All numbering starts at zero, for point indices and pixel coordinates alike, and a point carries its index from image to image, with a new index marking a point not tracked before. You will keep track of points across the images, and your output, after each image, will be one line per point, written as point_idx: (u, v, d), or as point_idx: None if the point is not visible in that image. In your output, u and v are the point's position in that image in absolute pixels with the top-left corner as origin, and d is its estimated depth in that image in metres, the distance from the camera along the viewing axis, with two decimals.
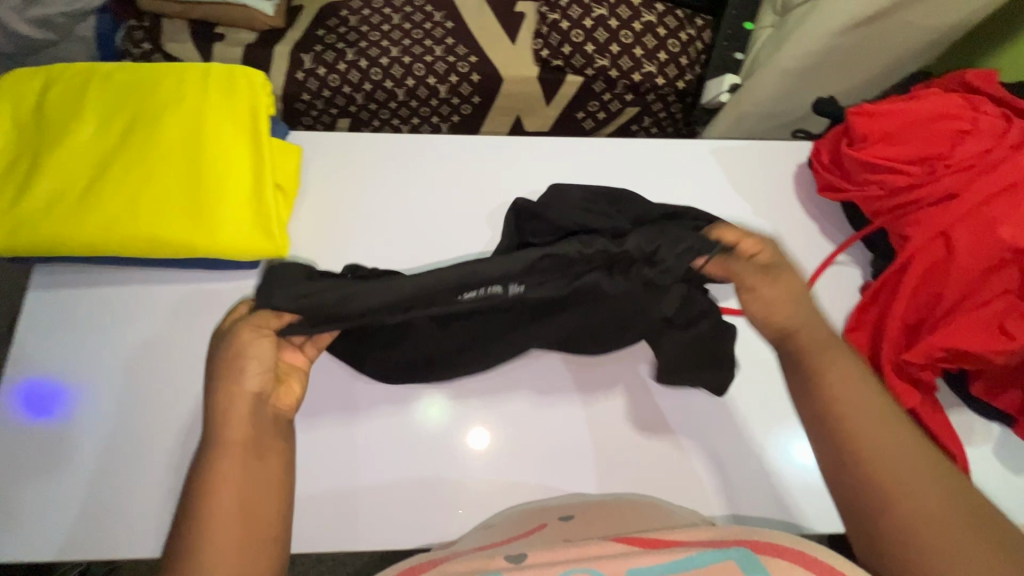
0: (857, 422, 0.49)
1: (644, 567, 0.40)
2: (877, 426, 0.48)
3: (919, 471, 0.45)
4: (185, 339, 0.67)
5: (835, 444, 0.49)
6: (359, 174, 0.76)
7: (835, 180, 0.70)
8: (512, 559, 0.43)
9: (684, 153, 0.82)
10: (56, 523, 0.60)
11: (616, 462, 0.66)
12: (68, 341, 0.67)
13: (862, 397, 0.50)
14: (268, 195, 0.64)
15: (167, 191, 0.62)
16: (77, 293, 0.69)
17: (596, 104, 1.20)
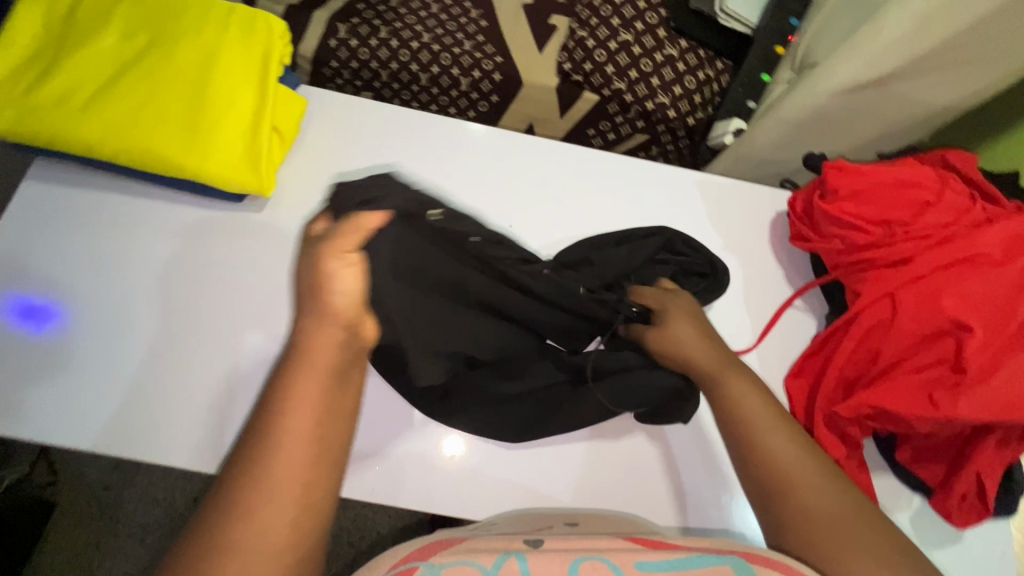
0: (763, 434, 0.57)
1: (648, 561, 0.48)
2: (777, 437, 0.57)
3: (810, 471, 0.55)
4: (165, 257, 0.71)
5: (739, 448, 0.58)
6: (359, 137, 0.80)
7: (804, 229, 0.72)
8: (530, 542, 0.52)
9: (671, 178, 0.84)
10: (18, 400, 0.64)
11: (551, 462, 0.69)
12: (57, 240, 0.70)
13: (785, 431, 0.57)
14: (264, 135, 0.68)
15: (170, 112, 0.66)
16: (68, 193, 0.72)
17: (608, 124, 1.24)
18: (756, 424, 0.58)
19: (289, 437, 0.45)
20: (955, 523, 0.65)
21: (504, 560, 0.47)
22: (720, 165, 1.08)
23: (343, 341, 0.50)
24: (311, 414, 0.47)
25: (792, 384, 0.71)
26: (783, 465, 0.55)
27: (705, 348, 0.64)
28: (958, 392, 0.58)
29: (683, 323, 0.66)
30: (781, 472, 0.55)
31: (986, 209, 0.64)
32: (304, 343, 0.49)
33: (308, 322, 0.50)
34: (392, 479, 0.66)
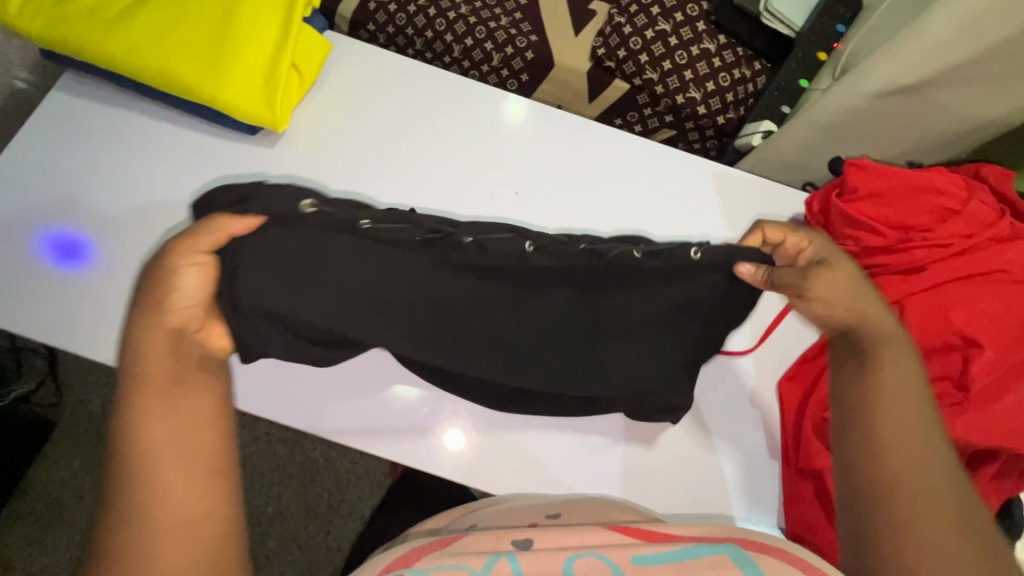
0: (888, 403, 0.49)
1: (644, 556, 0.48)
2: (913, 421, 0.49)
3: (930, 483, 0.46)
4: (178, 178, 0.72)
5: (866, 424, 0.50)
6: (380, 87, 0.80)
7: (817, 229, 0.69)
8: (519, 543, 0.50)
9: (687, 166, 0.82)
10: (24, 298, 0.67)
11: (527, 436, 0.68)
12: (79, 150, 0.72)
13: (911, 415, 0.49)
14: (282, 71, 0.68)
15: (195, 37, 0.67)
16: (92, 105, 0.73)
17: (636, 115, 1.22)
18: (886, 398, 0.50)
19: (164, 432, 0.46)
20: None
21: (495, 562, 0.48)
22: (744, 166, 1.05)
23: (172, 333, 0.49)
24: (164, 430, 0.46)
25: (784, 389, 0.70)
26: (905, 449, 0.48)
27: (847, 302, 0.54)
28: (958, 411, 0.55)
29: (847, 267, 0.55)
30: (891, 434, 0.48)
31: (1014, 224, 0.60)
32: (135, 358, 0.48)
33: (138, 328, 0.49)
34: (369, 426, 0.67)
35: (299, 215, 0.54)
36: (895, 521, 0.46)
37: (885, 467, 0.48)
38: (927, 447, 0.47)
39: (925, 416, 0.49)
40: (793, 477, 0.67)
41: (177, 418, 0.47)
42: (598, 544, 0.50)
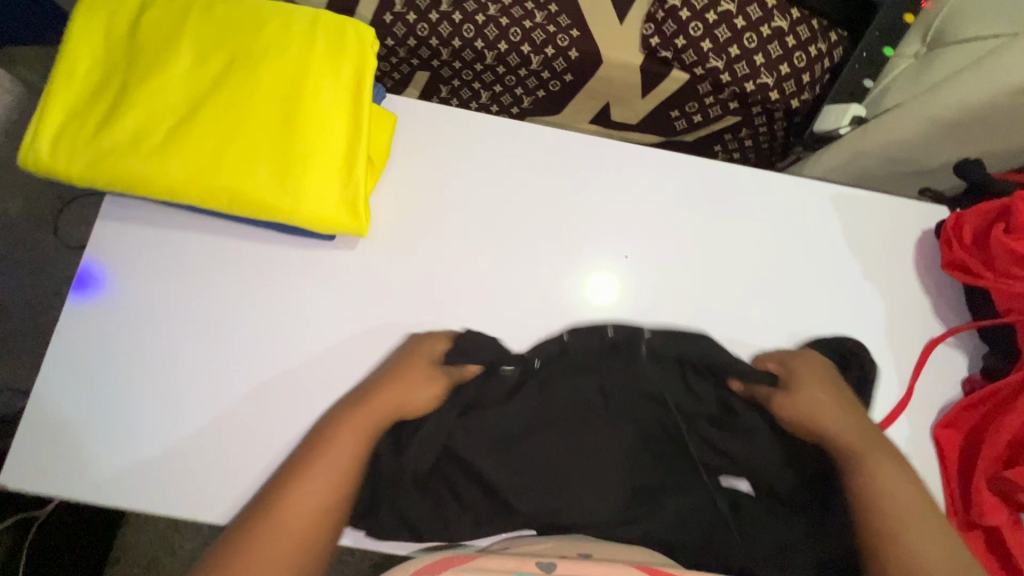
0: (909, 540, 0.51)
1: None
2: (920, 529, 0.52)
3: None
4: (246, 301, 0.64)
5: (883, 533, 0.52)
6: (454, 153, 0.71)
7: (972, 264, 0.63)
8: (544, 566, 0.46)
9: (801, 193, 0.73)
10: (93, 452, 0.59)
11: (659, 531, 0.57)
12: (141, 265, 0.65)
13: (939, 547, 0.51)
14: (361, 170, 0.60)
15: (259, 148, 0.58)
16: (147, 219, 0.66)
17: (695, 106, 1.11)
18: (879, 503, 0.53)
19: (294, 516, 0.50)
20: None
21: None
22: (833, 158, 0.96)
23: (374, 429, 0.57)
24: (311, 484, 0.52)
25: (942, 436, 0.65)
26: (913, 573, 0.49)
27: (852, 424, 0.58)
28: None
29: (817, 390, 0.60)
30: (919, 564, 0.50)
31: None
32: (323, 442, 0.55)
33: (328, 427, 0.56)
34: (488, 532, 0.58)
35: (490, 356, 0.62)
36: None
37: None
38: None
39: (915, 513, 0.53)
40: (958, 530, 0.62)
41: (327, 471, 0.53)
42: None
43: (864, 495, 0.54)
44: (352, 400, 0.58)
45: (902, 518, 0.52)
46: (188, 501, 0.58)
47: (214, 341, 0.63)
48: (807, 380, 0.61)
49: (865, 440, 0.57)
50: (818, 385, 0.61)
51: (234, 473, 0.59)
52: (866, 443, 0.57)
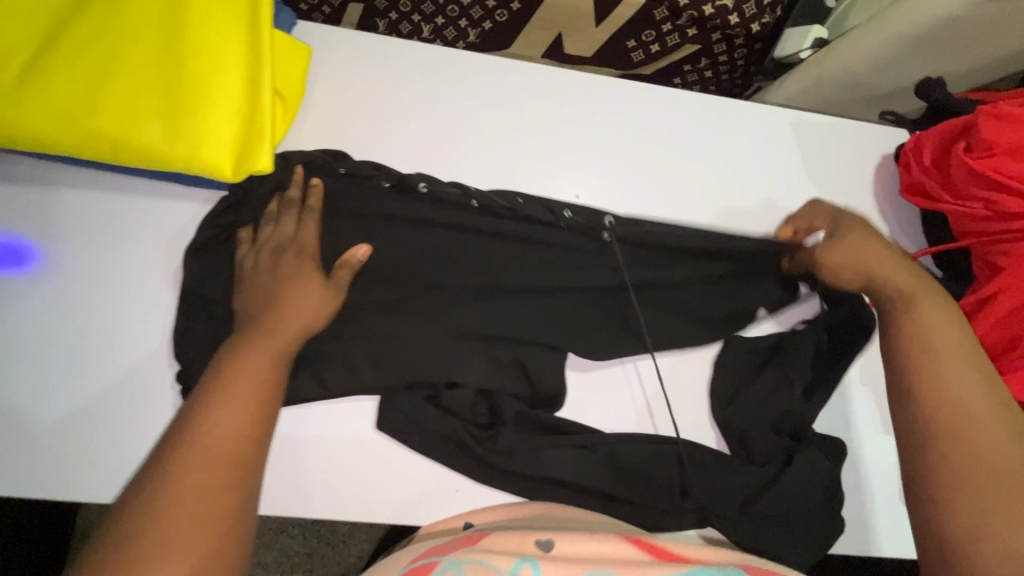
0: (949, 373, 0.49)
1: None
2: (963, 372, 0.49)
3: (1003, 465, 0.44)
4: (150, 262, 0.58)
5: (920, 372, 0.50)
6: (382, 87, 0.63)
7: (932, 187, 0.61)
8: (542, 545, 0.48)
9: (759, 120, 0.69)
10: None
11: (605, 472, 0.56)
12: (35, 223, 0.58)
13: (980, 386, 0.48)
14: (264, 104, 0.52)
15: (137, 84, 0.49)
16: (40, 174, 0.59)
17: (653, 34, 1.04)
18: (932, 341, 0.50)
19: (211, 449, 0.43)
20: None
21: (520, 566, 0.45)
22: (794, 85, 0.91)
23: (278, 362, 0.49)
24: (233, 403, 0.46)
25: None
26: (957, 421, 0.47)
27: (903, 279, 0.54)
28: None
29: (866, 237, 0.56)
30: (958, 402, 0.47)
31: None
32: (226, 372, 0.47)
33: (244, 343, 0.49)
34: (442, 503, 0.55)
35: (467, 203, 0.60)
36: (999, 500, 0.43)
37: (948, 437, 0.46)
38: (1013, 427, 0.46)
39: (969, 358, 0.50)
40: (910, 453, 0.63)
41: (241, 384, 0.47)
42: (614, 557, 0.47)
43: (914, 342, 0.51)
44: (257, 317, 0.51)
45: (940, 366, 0.49)
46: (110, 483, 0.52)
47: (134, 311, 0.56)
48: (861, 228, 0.57)
49: (915, 289, 0.54)
50: (870, 233, 0.56)
51: (129, 449, 0.53)
52: (924, 285, 0.54)
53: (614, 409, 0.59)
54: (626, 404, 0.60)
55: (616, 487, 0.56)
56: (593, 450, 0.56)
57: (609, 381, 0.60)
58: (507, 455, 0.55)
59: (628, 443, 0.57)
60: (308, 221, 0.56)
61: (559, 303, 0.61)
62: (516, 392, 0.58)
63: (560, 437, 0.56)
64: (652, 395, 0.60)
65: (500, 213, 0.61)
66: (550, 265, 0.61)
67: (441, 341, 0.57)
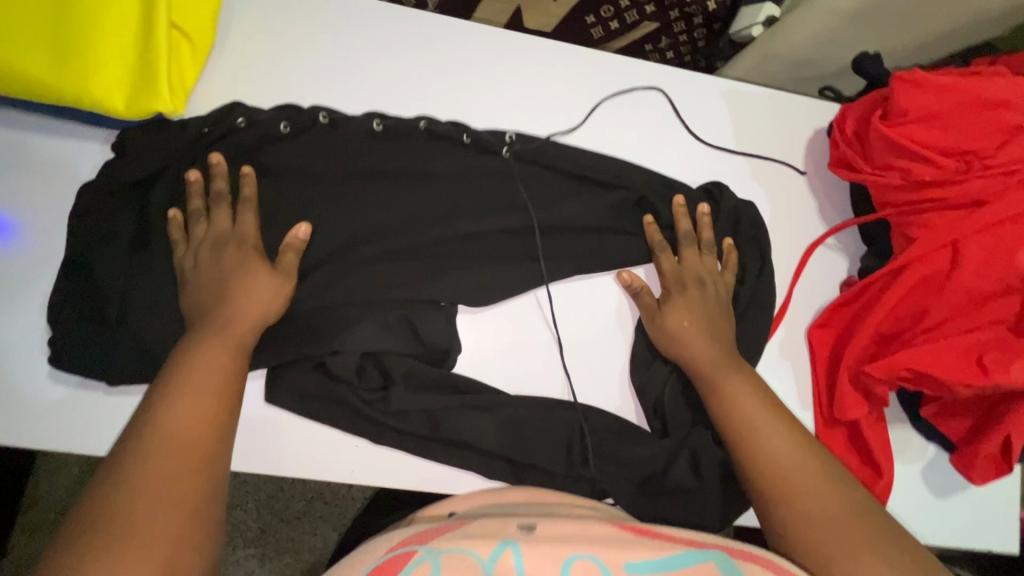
0: (763, 441, 0.54)
1: (638, 560, 0.41)
2: (776, 434, 0.54)
3: (828, 508, 0.49)
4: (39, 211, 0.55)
5: (739, 453, 0.54)
6: (298, 35, 0.61)
7: (852, 156, 0.60)
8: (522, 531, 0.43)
9: (691, 87, 0.68)
10: None
11: (500, 436, 0.57)
12: None
13: (793, 447, 0.53)
14: (160, 39, 0.50)
15: (21, 12, 0.48)
16: None
17: (611, 9, 1.03)
18: (741, 420, 0.55)
19: (174, 434, 0.44)
20: (972, 480, 0.62)
21: (500, 552, 0.41)
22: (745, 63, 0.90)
23: (237, 355, 0.50)
24: (192, 389, 0.46)
25: (814, 335, 0.64)
26: (781, 483, 0.51)
27: (711, 347, 0.59)
28: (1014, 359, 0.51)
29: (691, 282, 0.61)
30: (774, 470, 0.52)
31: None
32: (185, 362, 0.48)
33: (197, 337, 0.50)
34: (357, 456, 0.55)
35: (368, 137, 0.61)
36: (836, 549, 0.46)
37: (780, 495, 0.51)
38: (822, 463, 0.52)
39: (774, 419, 0.55)
40: (826, 426, 0.63)
41: (204, 372, 0.48)
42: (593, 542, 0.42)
43: (727, 420, 0.56)
44: (217, 308, 0.52)
45: (756, 431, 0.54)
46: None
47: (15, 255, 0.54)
48: (687, 252, 0.62)
49: (717, 362, 0.58)
50: (693, 269, 0.62)
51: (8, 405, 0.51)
52: (718, 333, 0.60)
53: (521, 374, 0.59)
54: (534, 370, 0.59)
55: (512, 451, 0.57)
56: (486, 415, 0.57)
57: (519, 345, 0.59)
58: (400, 415, 0.56)
59: (525, 410, 0.57)
60: (244, 212, 0.55)
61: (469, 261, 0.61)
62: (402, 349, 0.57)
63: (458, 398, 0.57)
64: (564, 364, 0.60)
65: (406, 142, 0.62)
66: (469, 226, 0.62)
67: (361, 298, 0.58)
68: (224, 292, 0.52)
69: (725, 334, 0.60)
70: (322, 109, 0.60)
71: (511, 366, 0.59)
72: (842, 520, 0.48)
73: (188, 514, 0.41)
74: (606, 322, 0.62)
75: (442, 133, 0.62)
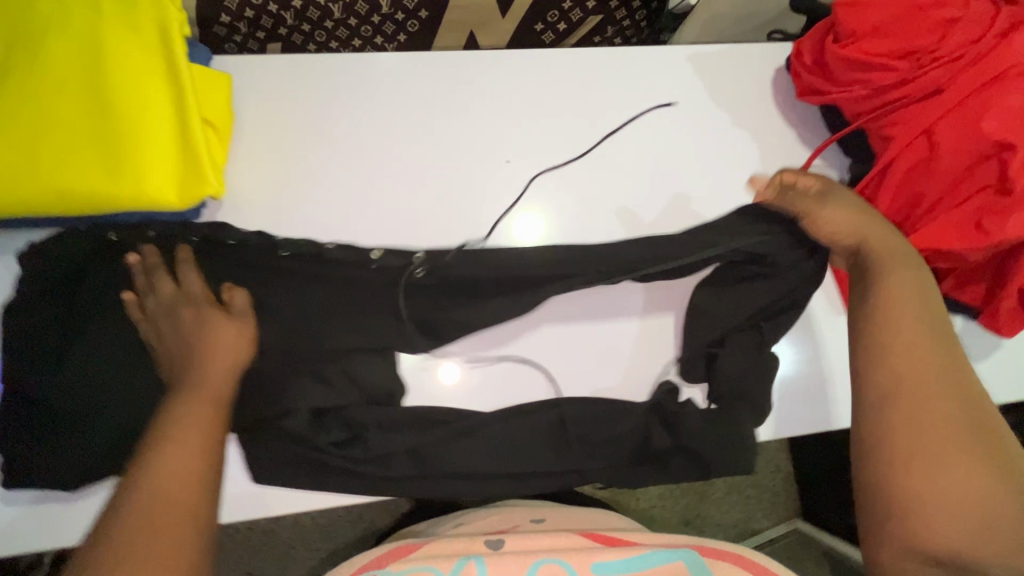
0: (896, 348, 0.54)
1: (606, 562, 0.50)
2: (904, 346, 0.53)
3: (936, 424, 0.49)
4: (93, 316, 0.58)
5: (876, 357, 0.54)
6: (302, 101, 0.66)
7: (818, 83, 0.67)
8: (491, 545, 0.52)
9: (657, 59, 0.75)
10: None
11: (493, 449, 0.60)
12: None
13: (917, 359, 0.53)
14: (196, 134, 0.55)
15: (74, 139, 0.53)
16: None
17: (557, 13, 1.11)
18: (874, 320, 0.56)
19: (163, 485, 0.46)
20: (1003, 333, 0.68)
21: (463, 565, 0.50)
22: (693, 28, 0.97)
23: (218, 407, 0.51)
24: (176, 453, 0.47)
25: None
26: (908, 390, 0.51)
27: (850, 243, 0.60)
28: (1008, 216, 0.57)
29: (838, 203, 0.61)
30: (904, 379, 0.52)
31: (1014, 11, 0.59)
32: (168, 423, 0.49)
33: (176, 399, 0.51)
34: (458, 466, 0.60)
35: (275, 233, 0.61)
36: (963, 459, 0.48)
37: (895, 400, 0.51)
38: (959, 375, 0.52)
39: (908, 325, 0.54)
40: None
41: (187, 434, 0.49)
42: (561, 549, 0.51)
43: (869, 320, 0.56)
44: (195, 361, 0.53)
45: (881, 345, 0.54)
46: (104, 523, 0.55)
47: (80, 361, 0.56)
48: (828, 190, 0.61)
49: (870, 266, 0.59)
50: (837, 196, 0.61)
51: None
52: (886, 240, 0.60)
53: (490, 389, 0.63)
54: (506, 382, 0.63)
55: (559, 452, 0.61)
56: (479, 433, 0.60)
57: (479, 371, 0.63)
58: (385, 458, 0.58)
59: (510, 421, 0.60)
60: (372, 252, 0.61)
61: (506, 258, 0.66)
62: (360, 402, 0.58)
63: (443, 429, 0.59)
64: (528, 367, 0.63)
65: (345, 216, 0.62)
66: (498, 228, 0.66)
67: (415, 324, 0.60)
68: (192, 346, 0.54)
69: (876, 247, 0.60)
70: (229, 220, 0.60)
71: (477, 389, 0.62)
72: (944, 431, 0.49)
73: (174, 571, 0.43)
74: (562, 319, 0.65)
75: None
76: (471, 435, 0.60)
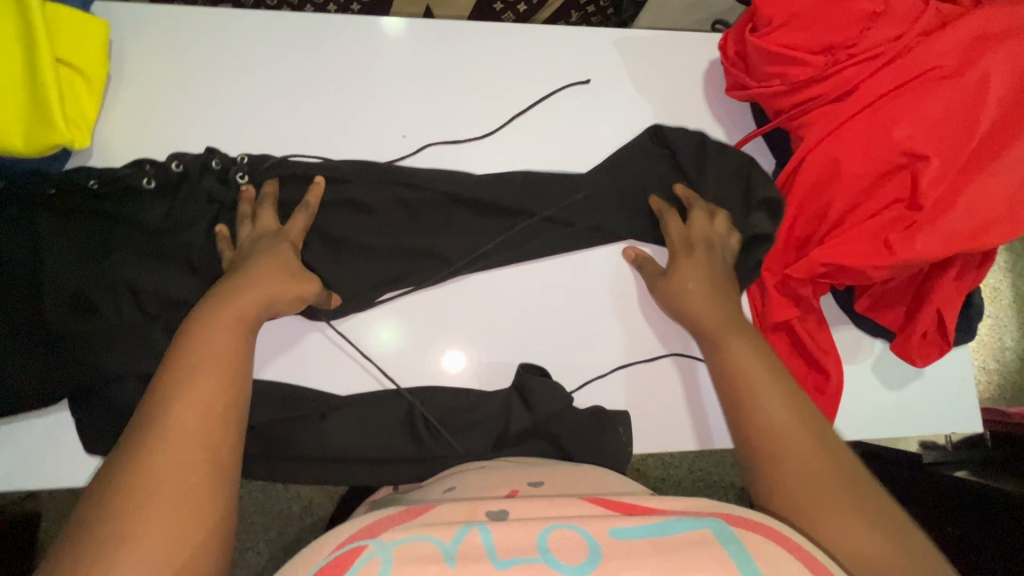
0: (762, 399, 0.48)
1: (625, 527, 0.36)
2: (767, 384, 0.49)
3: (815, 478, 0.43)
4: None
5: (735, 405, 0.49)
6: (193, 56, 0.63)
7: (739, 76, 0.62)
8: (493, 515, 0.39)
9: (579, 42, 0.70)
10: None
11: (348, 434, 0.59)
12: None
13: (793, 405, 0.48)
14: (47, 78, 0.53)
15: None
16: None
17: None
18: (741, 365, 0.51)
19: (183, 419, 0.41)
20: (917, 363, 0.63)
21: (465, 531, 0.36)
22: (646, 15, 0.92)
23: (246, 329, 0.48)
24: (199, 388, 0.42)
25: None
26: (774, 442, 0.46)
27: (715, 310, 0.56)
28: (915, 231, 0.53)
29: (692, 269, 0.59)
30: (772, 432, 0.46)
31: (935, 13, 0.56)
32: (190, 346, 0.45)
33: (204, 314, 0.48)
34: (318, 450, 0.59)
35: (155, 189, 0.59)
36: (850, 516, 0.41)
37: (772, 459, 0.45)
38: (815, 425, 0.47)
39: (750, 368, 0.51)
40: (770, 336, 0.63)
41: (209, 354, 0.45)
42: (574, 513, 0.37)
43: (722, 374, 0.52)
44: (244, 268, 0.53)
45: (747, 381, 0.50)
46: None
47: None
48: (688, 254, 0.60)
49: (725, 323, 0.54)
50: (694, 263, 0.59)
51: None
52: (717, 297, 0.57)
53: (334, 376, 0.59)
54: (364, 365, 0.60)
55: (423, 444, 0.59)
56: (332, 417, 0.58)
57: (339, 351, 0.60)
58: None
59: (375, 404, 0.59)
60: (265, 207, 0.59)
61: (395, 242, 0.64)
62: None
63: (302, 409, 0.58)
64: (375, 363, 0.60)
65: (226, 173, 0.60)
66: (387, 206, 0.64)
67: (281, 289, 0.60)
68: (244, 259, 0.54)
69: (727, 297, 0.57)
70: (93, 172, 0.57)
71: (334, 369, 0.60)
72: (822, 484, 0.43)
73: (182, 521, 0.37)
74: (448, 305, 0.62)
75: (228, 173, 0.60)
76: (333, 418, 0.59)
